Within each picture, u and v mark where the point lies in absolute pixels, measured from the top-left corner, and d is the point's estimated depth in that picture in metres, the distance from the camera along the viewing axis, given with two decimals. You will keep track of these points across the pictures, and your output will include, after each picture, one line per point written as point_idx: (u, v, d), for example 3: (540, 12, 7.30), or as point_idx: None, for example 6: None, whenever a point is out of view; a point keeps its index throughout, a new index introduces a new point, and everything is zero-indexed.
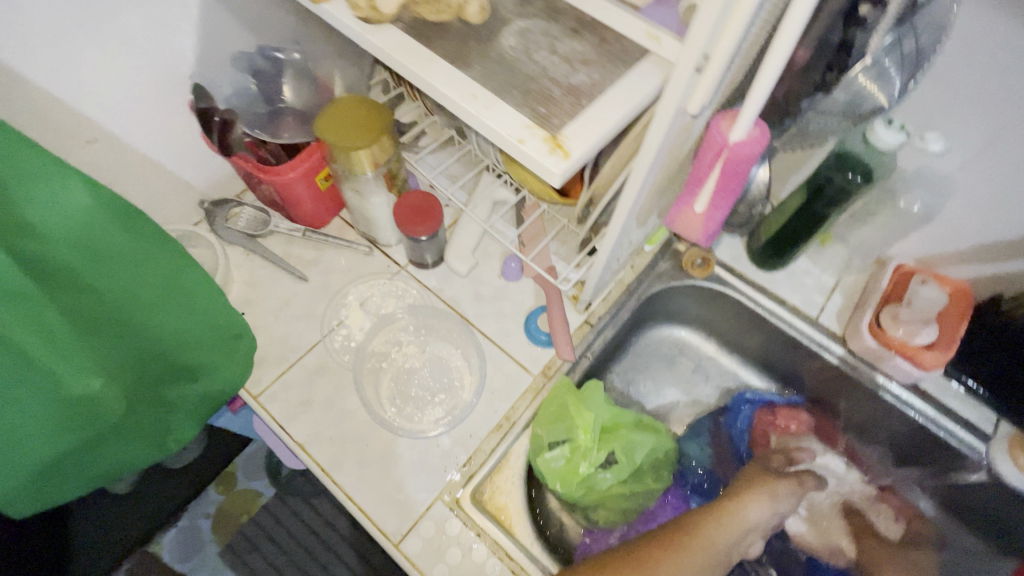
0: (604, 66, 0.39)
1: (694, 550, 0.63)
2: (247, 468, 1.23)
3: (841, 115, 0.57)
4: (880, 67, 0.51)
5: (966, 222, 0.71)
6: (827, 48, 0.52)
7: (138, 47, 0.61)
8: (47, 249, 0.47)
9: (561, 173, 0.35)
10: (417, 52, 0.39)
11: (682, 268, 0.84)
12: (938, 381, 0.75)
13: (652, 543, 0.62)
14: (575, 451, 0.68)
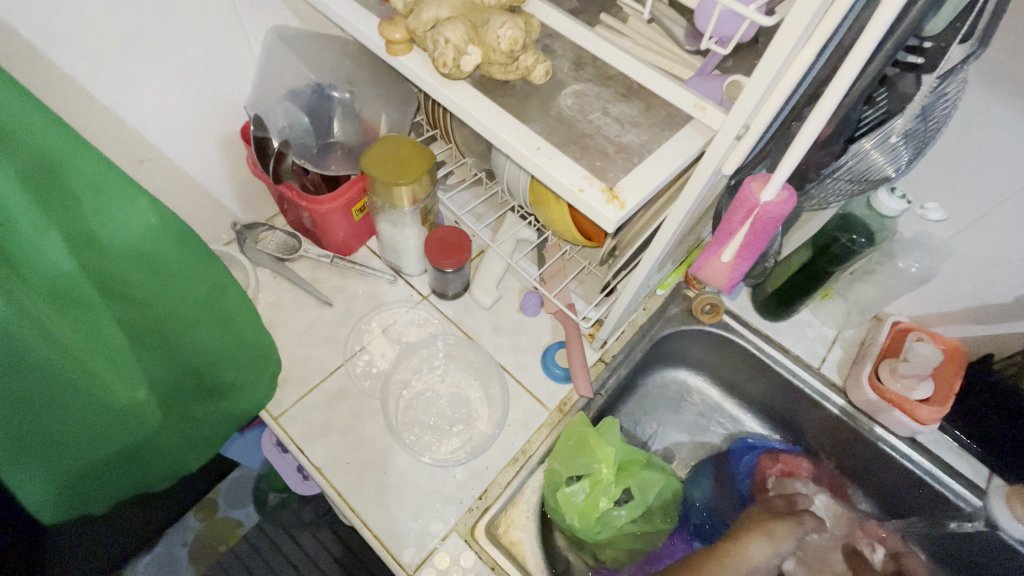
0: (651, 129, 0.44)
1: None
2: (229, 495, 1.19)
3: (852, 181, 0.62)
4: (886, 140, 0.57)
5: (959, 284, 0.76)
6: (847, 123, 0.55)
7: (201, 78, 0.66)
8: (110, 264, 0.48)
9: (618, 221, 0.39)
10: (484, 106, 0.44)
11: (692, 313, 0.88)
12: (934, 435, 0.79)
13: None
14: (596, 485, 0.67)
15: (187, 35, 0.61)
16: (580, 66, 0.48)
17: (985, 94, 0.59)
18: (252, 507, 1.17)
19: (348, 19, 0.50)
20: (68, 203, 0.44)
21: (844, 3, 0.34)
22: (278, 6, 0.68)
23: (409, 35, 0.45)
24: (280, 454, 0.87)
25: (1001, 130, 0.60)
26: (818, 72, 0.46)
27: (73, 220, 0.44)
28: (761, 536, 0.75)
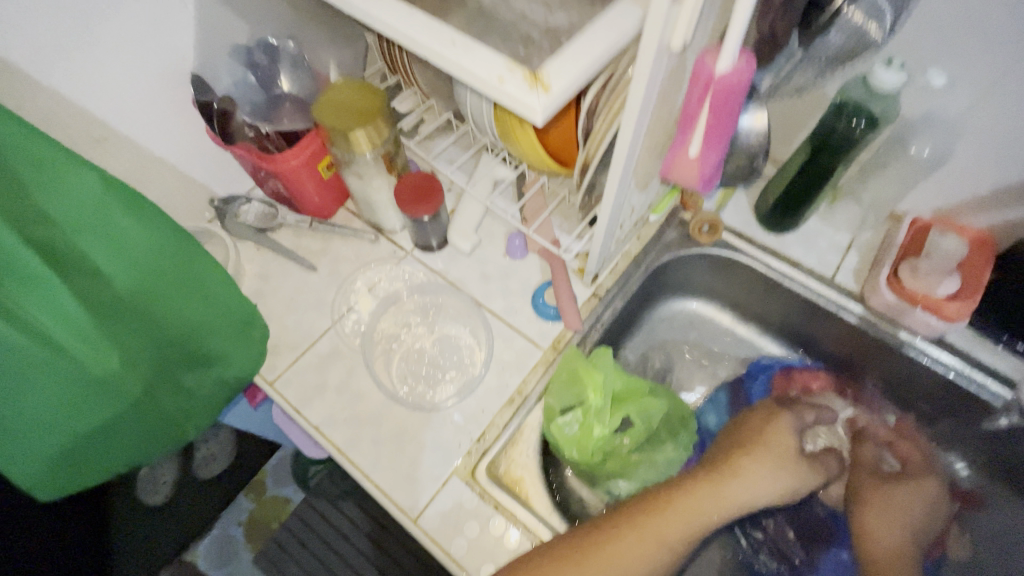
0: (580, 7, 0.40)
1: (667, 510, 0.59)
2: (276, 475, 1.31)
3: (836, 53, 0.61)
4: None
5: (984, 165, 0.68)
6: None
7: (142, 46, 0.63)
8: (62, 240, 0.50)
9: (542, 108, 0.35)
10: (397, 8, 0.40)
11: (691, 236, 0.83)
12: (966, 334, 0.72)
13: (625, 522, 0.57)
14: (587, 413, 0.67)
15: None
16: None
17: None
18: (296, 485, 1.28)
19: None
20: (8, 178, 0.45)
21: None
22: None
23: None
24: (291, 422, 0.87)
25: None
26: None
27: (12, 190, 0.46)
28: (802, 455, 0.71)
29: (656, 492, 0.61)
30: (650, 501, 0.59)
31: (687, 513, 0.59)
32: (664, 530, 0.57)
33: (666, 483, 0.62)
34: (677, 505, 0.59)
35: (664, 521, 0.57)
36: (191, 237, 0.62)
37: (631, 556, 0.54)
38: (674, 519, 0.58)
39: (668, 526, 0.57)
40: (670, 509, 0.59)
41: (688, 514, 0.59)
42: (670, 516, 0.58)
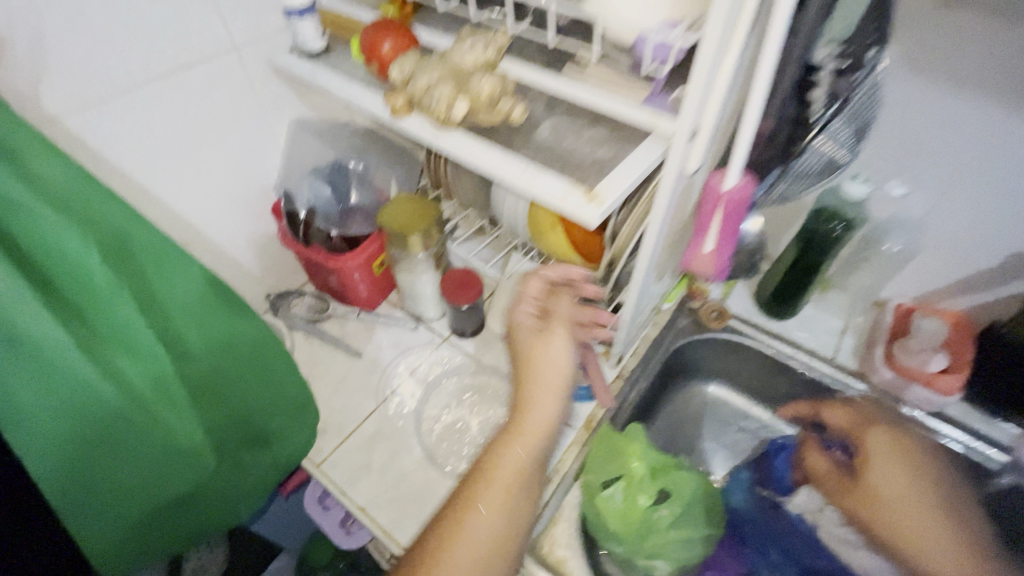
0: (619, 145, 0.53)
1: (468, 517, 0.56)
2: None
3: (815, 175, 0.71)
4: (835, 132, 0.68)
5: (945, 253, 0.81)
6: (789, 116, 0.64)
7: (236, 166, 0.77)
8: (173, 328, 0.59)
9: (597, 217, 0.46)
10: (476, 145, 0.53)
11: (701, 322, 0.92)
12: (961, 407, 0.81)
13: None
14: (631, 484, 0.71)
15: (224, 134, 0.74)
16: (553, 105, 0.57)
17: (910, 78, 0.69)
18: None
19: (353, 100, 0.61)
20: (136, 270, 0.55)
21: (743, 26, 0.43)
22: (298, 103, 0.82)
23: (408, 100, 0.56)
24: (324, 511, 0.90)
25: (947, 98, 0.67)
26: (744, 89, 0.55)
27: (141, 286, 0.55)
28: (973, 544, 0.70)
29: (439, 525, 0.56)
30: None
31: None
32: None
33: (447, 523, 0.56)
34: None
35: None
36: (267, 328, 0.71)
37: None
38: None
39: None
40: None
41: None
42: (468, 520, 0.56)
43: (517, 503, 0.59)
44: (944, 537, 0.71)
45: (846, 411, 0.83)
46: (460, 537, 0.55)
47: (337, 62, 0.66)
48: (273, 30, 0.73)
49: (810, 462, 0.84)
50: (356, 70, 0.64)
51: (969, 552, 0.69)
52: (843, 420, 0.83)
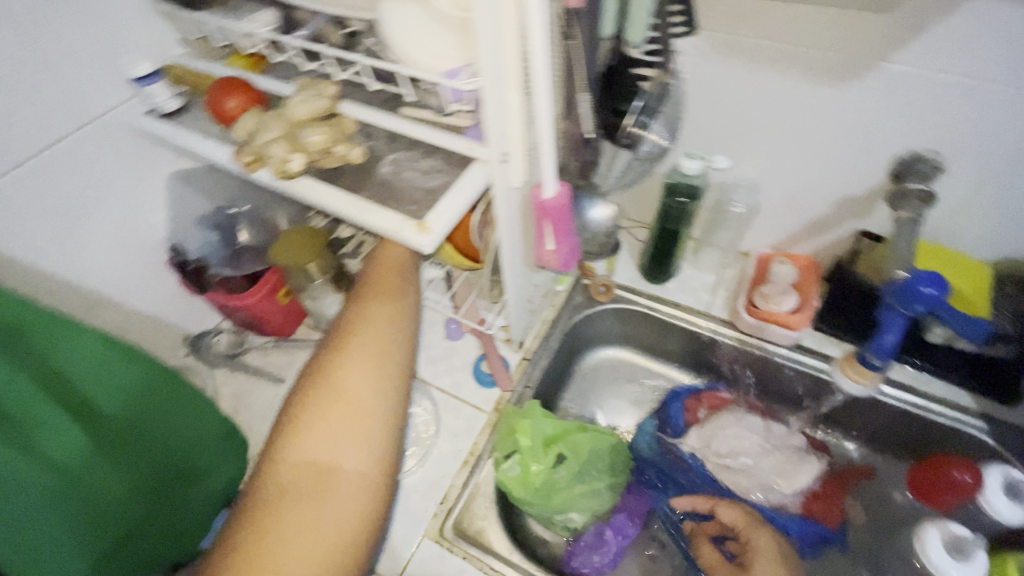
0: (450, 172, 0.60)
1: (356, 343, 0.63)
2: None
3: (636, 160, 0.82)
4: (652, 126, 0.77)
5: (782, 205, 0.93)
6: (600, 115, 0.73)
7: (122, 226, 0.81)
8: (73, 390, 0.65)
9: (430, 245, 0.53)
10: (323, 188, 0.59)
11: (592, 298, 1.02)
12: (815, 336, 0.94)
13: (290, 495, 0.52)
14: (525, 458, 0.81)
15: (106, 200, 0.77)
16: (393, 139, 0.63)
17: (718, 63, 0.79)
18: None
19: (212, 157, 0.65)
20: (27, 347, 0.62)
21: (517, 68, 0.51)
22: (173, 157, 0.85)
23: (255, 153, 0.59)
24: None
25: (752, 78, 0.78)
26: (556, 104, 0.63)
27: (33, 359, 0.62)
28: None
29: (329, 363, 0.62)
30: (308, 408, 0.58)
31: (362, 397, 0.59)
32: (352, 454, 0.56)
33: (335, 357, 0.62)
34: (328, 413, 0.57)
35: (386, 411, 0.59)
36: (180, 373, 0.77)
37: (314, 532, 0.51)
38: (346, 408, 0.58)
39: (337, 435, 0.56)
40: (365, 412, 0.58)
41: (373, 396, 0.59)
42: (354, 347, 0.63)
43: (400, 316, 0.67)
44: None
45: (739, 510, 0.80)
46: (339, 363, 0.61)
47: (196, 121, 0.70)
48: (129, 94, 0.76)
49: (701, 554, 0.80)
50: (212, 127, 0.69)
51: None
52: (735, 518, 0.80)
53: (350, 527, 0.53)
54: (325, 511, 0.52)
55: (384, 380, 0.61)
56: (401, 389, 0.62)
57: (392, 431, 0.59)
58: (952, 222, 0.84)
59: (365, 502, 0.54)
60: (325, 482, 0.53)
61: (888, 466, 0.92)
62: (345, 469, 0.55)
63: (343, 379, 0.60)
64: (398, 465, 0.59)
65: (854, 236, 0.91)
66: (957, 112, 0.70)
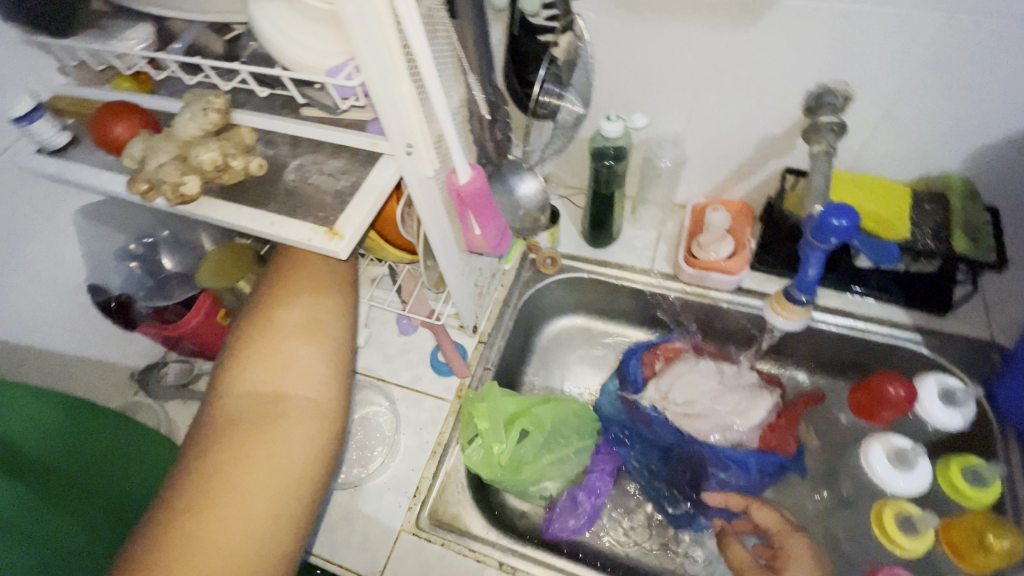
0: (357, 171, 0.58)
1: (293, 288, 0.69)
2: None
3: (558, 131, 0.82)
4: (568, 99, 0.78)
5: (707, 154, 0.95)
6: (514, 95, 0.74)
7: (38, 272, 0.76)
8: (16, 449, 0.67)
9: (344, 251, 0.52)
10: (230, 207, 0.57)
11: (539, 271, 1.02)
12: (755, 277, 0.97)
13: (247, 419, 0.56)
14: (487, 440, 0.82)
15: (15, 248, 0.73)
16: (296, 144, 0.61)
17: (623, 21, 0.78)
18: None
19: (107, 188, 0.62)
20: None
21: (399, 57, 0.49)
22: (78, 192, 0.80)
23: (151, 181, 0.56)
24: None
25: (658, 33, 0.78)
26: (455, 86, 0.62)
27: None
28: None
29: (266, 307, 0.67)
30: (256, 348, 0.63)
31: (307, 342, 0.64)
32: (301, 383, 0.61)
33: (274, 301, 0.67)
34: (272, 355, 0.62)
35: (330, 353, 0.65)
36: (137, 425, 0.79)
37: (275, 446, 0.55)
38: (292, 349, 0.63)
39: (286, 370, 0.61)
40: (309, 353, 0.63)
41: (316, 340, 0.65)
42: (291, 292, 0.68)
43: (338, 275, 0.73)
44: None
45: (777, 515, 0.81)
46: (279, 311, 0.66)
47: (89, 152, 0.66)
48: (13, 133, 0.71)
49: (731, 554, 0.79)
50: (106, 157, 0.65)
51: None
52: (769, 520, 0.81)
53: (308, 443, 0.57)
54: (281, 428, 0.56)
55: (326, 327, 0.67)
56: (345, 337, 0.68)
57: (338, 370, 0.65)
58: (865, 149, 0.87)
59: (317, 419, 0.59)
60: (279, 407, 0.58)
61: (836, 388, 0.97)
62: (297, 395, 0.60)
63: (285, 329, 0.64)
64: (347, 394, 0.64)
65: (780, 174, 0.93)
66: (854, 42, 0.72)
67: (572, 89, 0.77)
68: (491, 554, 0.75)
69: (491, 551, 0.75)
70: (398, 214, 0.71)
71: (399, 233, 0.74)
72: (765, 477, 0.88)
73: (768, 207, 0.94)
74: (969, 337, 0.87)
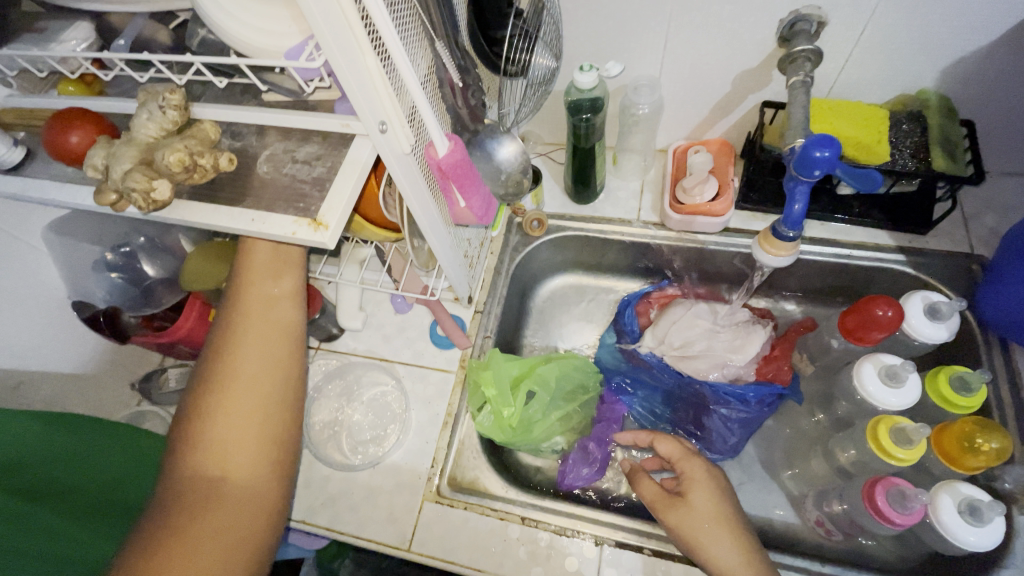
0: (332, 155, 0.56)
1: (250, 326, 0.64)
2: None
3: (534, 87, 0.78)
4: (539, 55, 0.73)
5: (684, 95, 0.93)
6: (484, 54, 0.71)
7: (16, 295, 0.75)
8: (37, 476, 0.67)
9: (331, 241, 0.52)
10: (206, 208, 0.56)
11: (527, 234, 1.02)
12: (741, 216, 0.97)
13: (188, 508, 0.54)
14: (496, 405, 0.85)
15: None
16: (264, 134, 0.59)
17: None
18: None
19: (71, 201, 0.59)
20: None
21: (361, 33, 0.47)
22: (41, 208, 0.77)
23: (118, 189, 0.55)
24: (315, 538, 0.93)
25: None
26: (420, 54, 0.59)
27: None
28: (771, 571, 0.65)
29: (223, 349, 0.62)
30: (210, 402, 0.59)
31: (257, 414, 0.60)
32: (246, 466, 0.58)
33: (230, 343, 0.62)
34: (228, 414, 0.59)
35: (281, 428, 0.62)
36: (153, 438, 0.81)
37: (213, 546, 0.54)
38: (239, 429, 0.59)
39: (232, 450, 0.58)
40: (260, 428, 0.60)
41: (268, 412, 0.61)
42: (249, 331, 0.63)
43: (293, 322, 0.66)
44: (738, 549, 0.66)
45: (675, 441, 0.79)
46: (235, 359, 0.61)
47: (47, 166, 0.63)
48: None
49: (640, 490, 0.76)
50: (65, 169, 0.62)
51: (750, 559, 0.66)
52: (671, 451, 0.78)
53: (249, 536, 0.57)
54: (221, 522, 0.55)
55: (279, 390, 0.62)
56: (297, 403, 0.64)
57: (287, 437, 0.62)
58: (842, 74, 0.85)
59: (266, 493, 0.59)
60: (223, 489, 0.56)
61: (825, 314, 1.01)
62: (239, 481, 0.58)
63: (233, 398, 0.60)
64: (290, 469, 0.63)
65: (758, 108, 0.92)
66: None
67: (542, 43, 0.73)
68: (513, 512, 0.78)
69: (512, 508, 0.79)
70: (379, 195, 0.70)
71: (381, 213, 0.73)
72: (769, 409, 0.90)
73: (751, 143, 0.93)
74: (948, 252, 0.90)
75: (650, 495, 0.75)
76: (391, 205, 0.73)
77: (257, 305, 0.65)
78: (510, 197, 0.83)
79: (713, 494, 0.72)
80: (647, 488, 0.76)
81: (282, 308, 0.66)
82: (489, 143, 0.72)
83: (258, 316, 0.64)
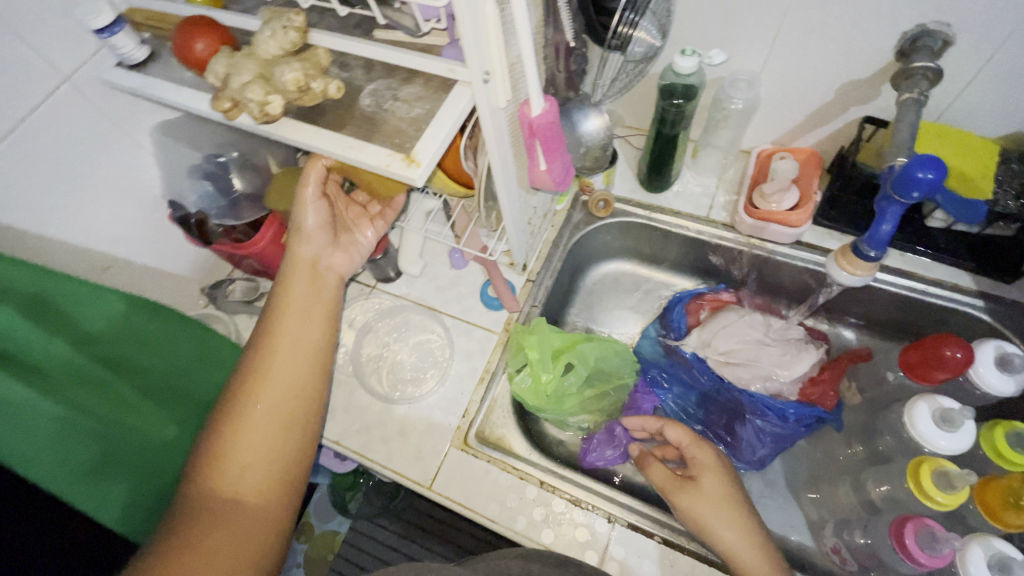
0: (433, 98, 0.58)
1: (280, 356, 0.68)
2: (319, 512, 1.37)
3: (632, 63, 0.77)
4: (643, 28, 0.72)
5: (781, 98, 0.90)
6: (590, 19, 0.71)
7: (119, 186, 0.82)
8: (113, 348, 0.73)
9: (420, 177, 0.53)
10: (308, 130, 0.59)
11: (591, 213, 1.02)
12: (816, 231, 0.94)
13: (202, 524, 0.57)
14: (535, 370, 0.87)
15: (96, 160, 0.77)
16: (370, 69, 0.61)
17: None
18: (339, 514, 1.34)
19: (187, 104, 0.63)
20: (58, 312, 0.67)
21: None
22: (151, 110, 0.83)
23: (233, 99, 0.58)
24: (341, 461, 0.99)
25: None
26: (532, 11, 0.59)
27: (64, 317, 0.68)
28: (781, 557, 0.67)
29: (251, 376, 0.67)
30: (233, 425, 0.63)
31: (272, 439, 0.64)
32: (256, 485, 0.62)
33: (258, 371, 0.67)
34: (247, 437, 0.63)
35: (294, 448, 0.66)
36: (215, 336, 0.88)
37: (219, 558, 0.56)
38: (255, 452, 0.63)
39: (247, 471, 0.62)
40: (273, 452, 0.64)
41: (281, 439, 0.65)
42: (277, 362, 0.68)
43: (316, 355, 0.71)
44: (750, 534, 0.67)
45: (684, 426, 0.78)
46: (260, 386, 0.66)
47: (168, 69, 0.68)
48: (96, 46, 0.72)
49: (650, 474, 0.76)
50: (184, 74, 0.66)
51: (762, 544, 0.67)
52: (680, 437, 0.77)
53: (255, 548, 0.59)
54: (228, 536, 0.57)
55: (295, 416, 0.67)
56: (309, 431, 0.69)
57: (298, 462, 0.66)
58: (960, 99, 0.80)
59: (274, 513, 0.62)
60: (235, 506, 0.60)
61: (882, 347, 0.98)
62: (250, 501, 0.61)
63: (253, 423, 0.64)
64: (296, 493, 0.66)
65: (858, 123, 0.88)
66: None
67: (648, 17, 0.72)
68: (533, 475, 0.81)
69: (532, 471, 0.81)
70: (463, 147, 0.71)
71: (462, 165, 0.74)
72: (806, 431, 0.88)
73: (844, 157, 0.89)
74: None
75: (661, 479, 0.75)
76: (472, 160, 0.75)
77: (289, 338, 0.70)
78: (585, 170, 0.83)
79: (728, 482, 0.72)
80: (657, 472, 0.76)
81: (310, 342, 0.71)
82: (579, 111, 0.72)
83: (286, 347, 0.69)
